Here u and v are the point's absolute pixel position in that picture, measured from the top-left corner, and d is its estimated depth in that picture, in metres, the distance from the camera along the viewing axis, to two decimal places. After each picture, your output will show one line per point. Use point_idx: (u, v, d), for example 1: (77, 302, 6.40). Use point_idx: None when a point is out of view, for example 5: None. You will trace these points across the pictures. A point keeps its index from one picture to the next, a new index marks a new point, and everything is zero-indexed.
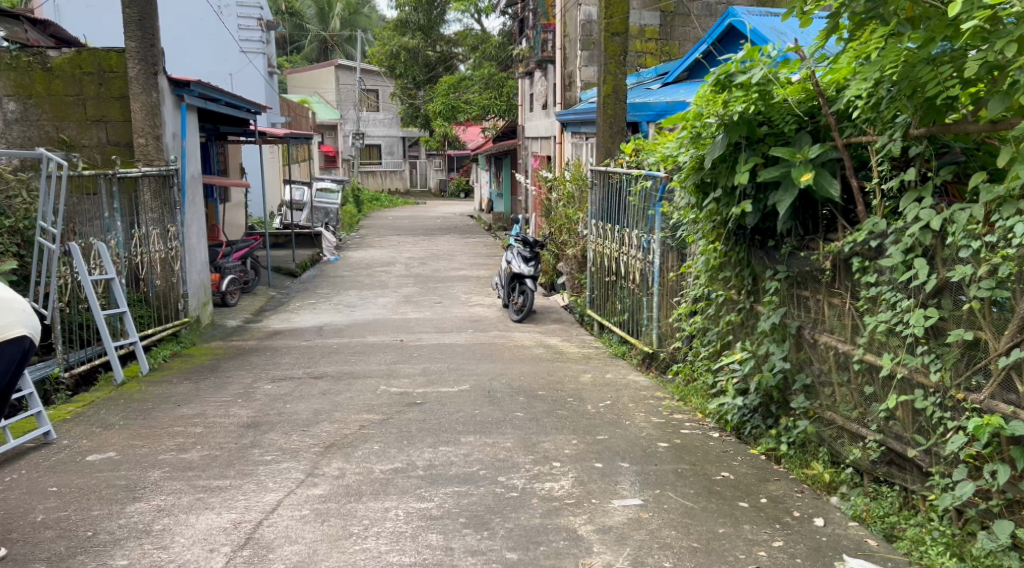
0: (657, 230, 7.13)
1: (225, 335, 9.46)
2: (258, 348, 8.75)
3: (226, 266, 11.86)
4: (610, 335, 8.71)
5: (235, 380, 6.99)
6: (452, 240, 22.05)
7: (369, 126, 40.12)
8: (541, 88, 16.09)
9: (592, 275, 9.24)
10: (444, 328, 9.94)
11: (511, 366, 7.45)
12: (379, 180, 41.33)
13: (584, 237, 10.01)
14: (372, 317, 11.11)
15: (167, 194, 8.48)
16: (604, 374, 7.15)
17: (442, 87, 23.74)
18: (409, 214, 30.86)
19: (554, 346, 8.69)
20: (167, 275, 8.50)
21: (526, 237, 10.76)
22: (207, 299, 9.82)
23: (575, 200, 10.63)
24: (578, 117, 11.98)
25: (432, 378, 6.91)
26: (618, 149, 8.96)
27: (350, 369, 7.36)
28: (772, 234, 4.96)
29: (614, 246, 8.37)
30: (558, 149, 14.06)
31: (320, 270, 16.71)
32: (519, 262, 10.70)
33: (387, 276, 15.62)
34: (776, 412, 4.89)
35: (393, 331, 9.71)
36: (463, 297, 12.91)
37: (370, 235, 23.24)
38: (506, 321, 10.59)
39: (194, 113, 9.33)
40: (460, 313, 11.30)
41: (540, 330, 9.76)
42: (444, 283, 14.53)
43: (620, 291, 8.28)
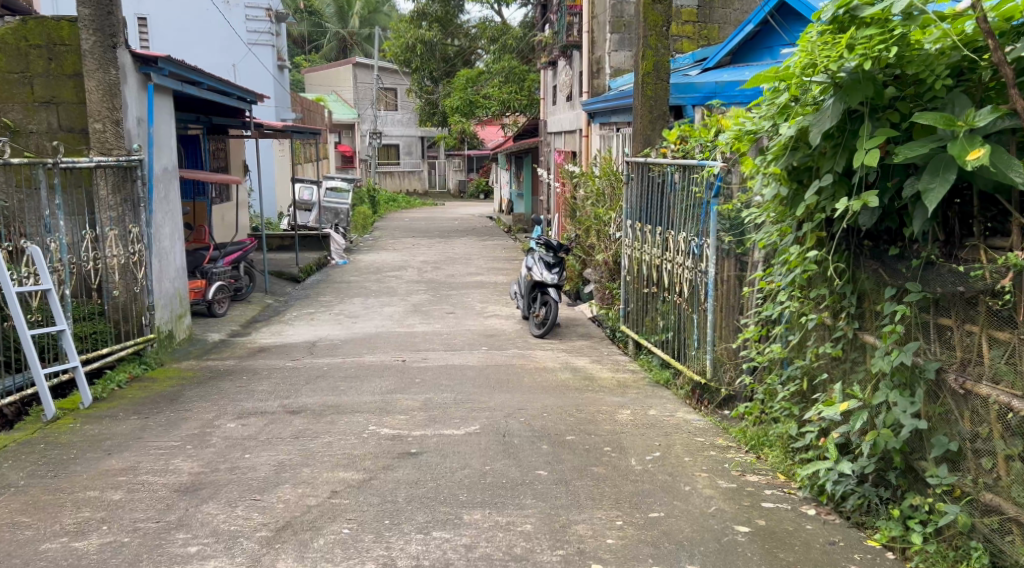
0: (713, 233, 5.91)
1: (201, 353, 8.21)
2: (237, 369, 7.48)
3: (214, 272, 10.65)
4: (649, 358, 7.34)
5: (197, 414, 5.74)
6: (468, 242, 20.72)
7: (386, 125, 38.90)
8: (566, 78, 14.88)
9: (627, 285, 7.89)
10: (455, 345, 8.61)
11: (532, 399, 6.12)
12: (396, 181, 40.21)
13: (616, 239, 8.70)
14: (375, 331, 9.83)
15: (131, 188, 7.25)
16: (648, 410, 5.80)
17: (459, 81, 22.97)
18: (426, 215, 29.58)
19: (584, 370, 7.34)
20: (128, 283, 7.26)
21: (548, 240, 9.41)
22: (183, 310, 8.59)
23: (605, 197, 9.31)
24: (609, 105, 10.62)
25: (435, 416, 5.60)
26: (658, 137, 7.60)
27: (337, 401, 6.07)
28: (892, 237, 3.65)
29: (654, 251, 7.04)
30: (584, 142, 12.70)
31: (326, 275, 15.50)
32: (541, 269, 9.35)
33: (396, 282, 14.31)
34: (897, 483, 3.55)
35: (396, 348, 8.41)
36: (479, 306, 11.59)
37: (383, 237, 22.00)
38: (525, 336, 9.29)
39: (165, 96, 8.08)
40: (474, 326, 9.97)
41: (566, 348, 8.45)
42: (458, 290, 13.25)
43: (661, 305, 6.95)
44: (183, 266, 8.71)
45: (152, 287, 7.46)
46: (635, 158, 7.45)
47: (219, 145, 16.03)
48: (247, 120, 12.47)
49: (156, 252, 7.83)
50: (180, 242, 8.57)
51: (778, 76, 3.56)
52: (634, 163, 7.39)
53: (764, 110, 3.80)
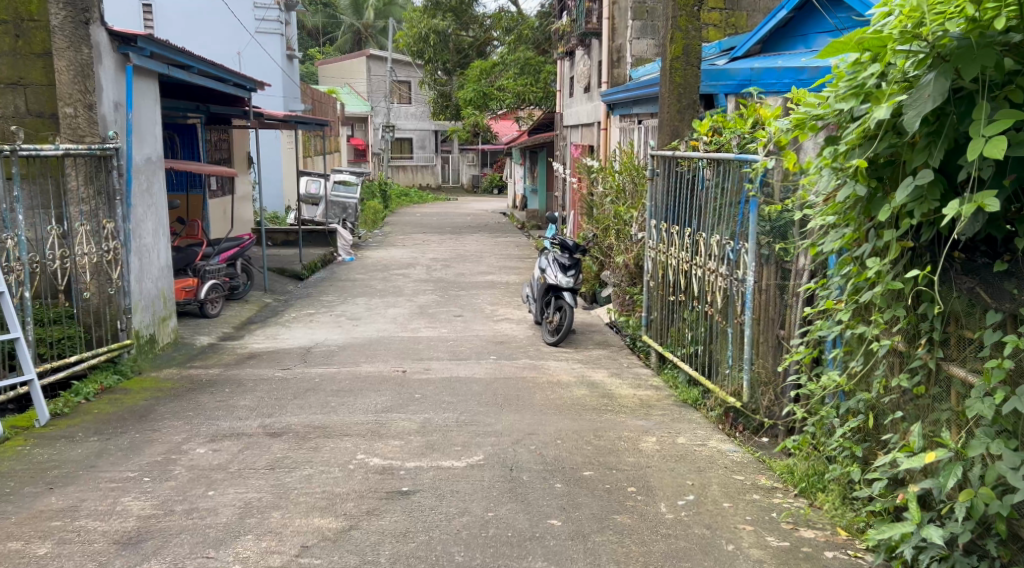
0: (753, 235, 5.27)
1: (185, 360, 7.55)
2: (220, 379, 6.83)
3: (208, 270, 10.03)
4: (675, 373, 6.63)
5: (166, 435, 5.09)
6: (481, 239, 20.02)
7: (400, 118, 38.24)
8: (585, 68, 14.21)
9: (649, 291, 7.18)
10: (461, 354, 7.92)
11: (544, 421, 5.43)
12: (409, 175, 39.54)
13: (637, 240, 8.00)
14: (377, 335, 9.17)
15: (106, 180, 6.60)
16: (676, 438, 5.11)
17: (474, 72, 22.38)
18: (439, 210, 28.87)
19: (602, 386, 6.63)
20: (102, 284, 6.62)
21: (564, 240, 8.69)
22: (168, 313, 7.95)
23: (627, 193, 8.59)
24: (631, 95, 9.91)
25: (434, 442, 4.93)
26: (687, 128, 6.88)
27: (325, 421, 5.41)
28: (995, 248, 3.01)
29: (682, 255, 6.33)
30: (603, 136, 11.97)
31: (331, 272, 14.86)
32: (555, 271, 8.65)
33: (403, 281, 13.63)
34: (1000, 555, 2.83)
35: (397, 357, 7.74)
36: (489, 309, 10.89)
37: (394, 233, 21.34)
38: (537, 344, 8.60)
39: (149, 81, 7.45)
40: (483, 332, 9.28)
41: (582, 359, 7.76)
42: (468, 290, 12.57)
43: (689, 316, 6.26)
44: (169, 265, 8.07)
45: (129, 289, 6.83)
46: (660, 151, 6.77)
47: (222, 136, 15.38)
48: (248, 108, 11.82)
49: (137, 250, 7.19)
50: (166, 239, 7.93)
51: (865, 42, 3.02)
52: (659, 156, 6.71)
53: (839, 90, 3.21)
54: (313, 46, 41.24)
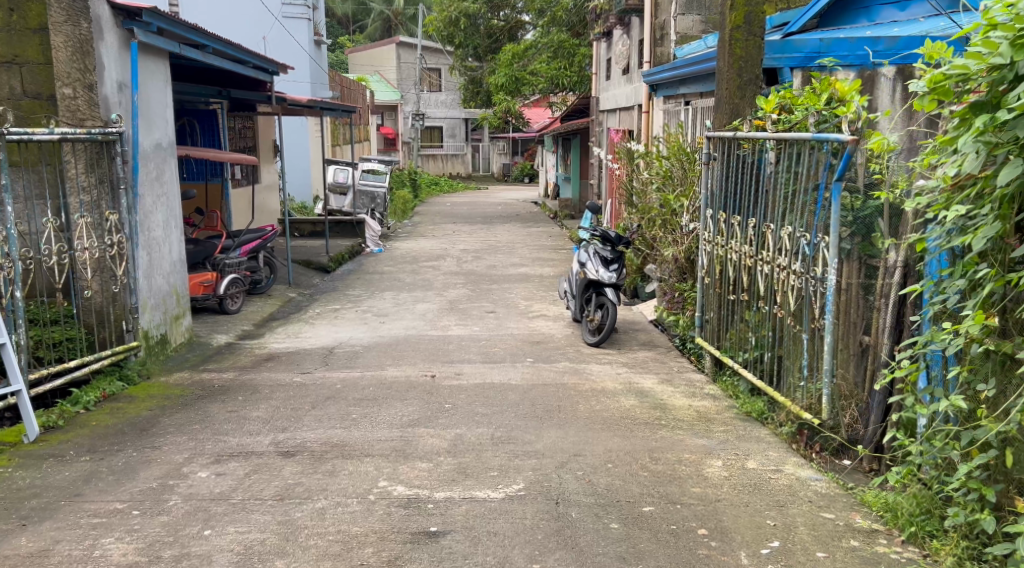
0: (833, 229, 4.59)
1: (198, 362, 6.98)
2: (235, 384, 6.25)
3: (227, 264, 9.46)
4: (734, 381, 5.96)
5: (166, 454, 4.51)
6: (513, 229, 19.38)
7: (430, 107, 37.63)
8: (624, 49, 13.49)
9: (704, 288, 6.50)
10: (495, 356, 7.29)
11: (592, 440, 4.77)
12: (439, 164, 38.95)
13: (688, 232, 7.32)
14: (404, 333, 8.57)
15: (108, 168, 6.01)
16: (745, 462, 4.44)
17: (505, 56, 21.63)
18: (470, 200, 28.24)
19: (653, 395, 5.97)
20: (104, 281, 6.06)
21: (606, 231, 8.01)
22: (182, 312, 7.38)
23: (675, 181, 7.92)
24: (679, 73, 9.19)
25: (467, 466, 4.31)
26: (749, 106, 6.18)
27: (345, 437, 4.81)
28: None
29: (745, 249, 5.65)
30: (645, 119, 11.27)
31: (359, 264, 14.30)
32: (597, 266, 7.96)
33: (433, 274, 13.03)
34: None
35: (426, 359, 7.13)
36: (523, 305, 10.26)
37: (424, 223, 20.76)
38: (577, 344, 7.95)
39: (159, 62, 6.93)
40: (519, 331, 8.64)
41: (627, 362, 7.11)
42: (501, 284, 11.94)
43: (753, 318, 5.60)
44: (183, 259, 7.51)
45: (136, 286, 6.26)
46: (719, 132, 6.13)
47: (247, 123, 14.85)
48: (270, 93, 11.26)
49: (146, 243, 6.65)
50: (179, 231, 7.38)
51: None
52: (718, 138, 6.07)
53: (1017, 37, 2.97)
54: (343, 34, 40.68)
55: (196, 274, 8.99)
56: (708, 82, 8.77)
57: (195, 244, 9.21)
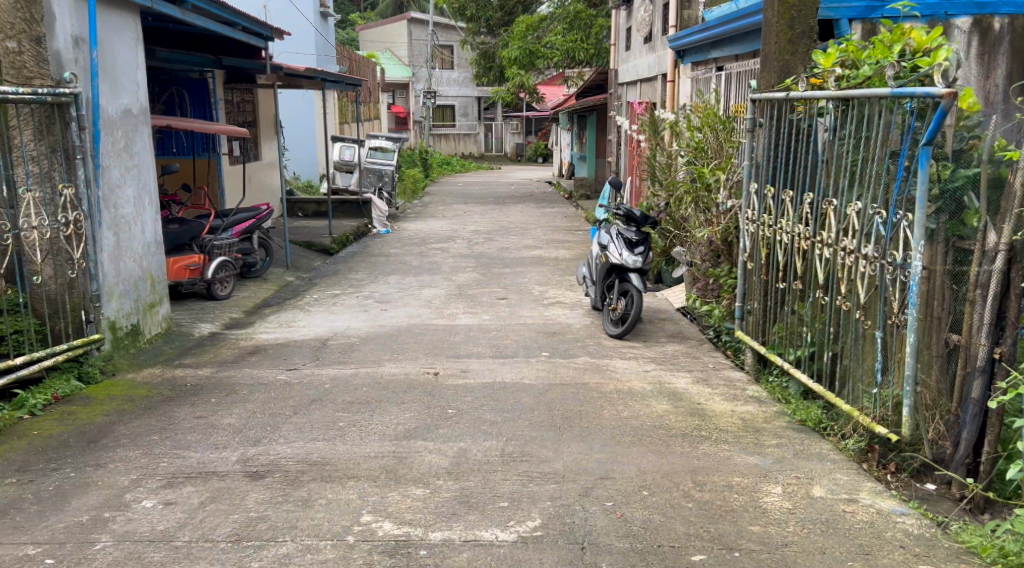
0: (922, 204, 3.76)
1: (173, 356, 6.21)
2: (209, 383, 5.48)
3: (216, 245, 8.70)
4: (784, 383, 5.15)
5: (110, 475, 3.74)
6: (526, 210, 18.55)
7: (441, 85, 36.66)
8: (647, 15, 12.60)
9: (746, 274, 5.68)
10: (507, 349, 6.50)
11: (621, 458, 3.99)
12: (451, 144, 38.04)
13: (724, 211, 6.51)
14: (407, 322, 7.80)
15: (62, 134, 5.28)
16: (810, 489, 3.65)
17: (518, 28, 20.79)
18: (482, 180, 27.36)
19: (690, 399, 5.17)
20: (59, 266, 5.31)
21: (630, 210, 7.18)
22: (157, 299, 6.60)
23: (709, 154, 7.09)
24: (710, 35, 8.37)
25: (470, 494, 3.56)
26: (802, 64, 5.35)
27: (328, 452, 4.05)
28: None
29: (800, 228, 4.82)
30: (670, 89, 10.47)
31: (364, 245, 13.55)
32: (619, 248, 7.16)
33: (441, 257, 12.24)
34: None
35: (429, 353, 6.34)
36: (538, 290, 9.46)
37: (434, 203, 19.94)
38: (597, 335, 7.16)
39: (127, 16, 6.22)
40: (533, 320, 7.84)
41: (656, 358, 6.31)
42: (513, 268, 11.15)
43: (809, 310, 4.78)
44: (158, 240, 6.73)
45: (97, 270, 5.49)
46: (767, 93, 5.31)
47: (246, 96, 14.03)
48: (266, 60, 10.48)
49: (112, 222, 5.87)
50: (153, 209, 6.60)
51: None
52: (766, 100, 5.24)
53: None
54: (353, 10, 39.60)
55: (181, 257, 8.25)
56: (742, 44, 7.93)
57: (181, 223, 8.46)
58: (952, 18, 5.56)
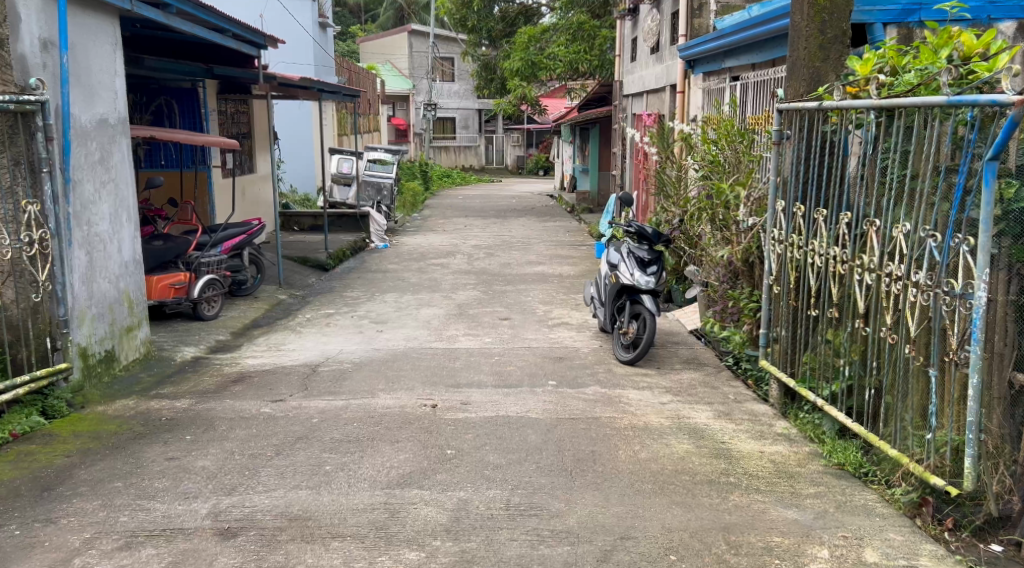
0: (986, 226, 3.30)
1: (150, 385, 5.76)
2: (186, 416, 5.02)
3: (204, 262, 8.25)
4: (817, 420, 4.69)
5: (60, 533, 3.29)
6: (528, 224, 18.11)
7: (442, 97, 36.25)
8: (654, 25, 12.20)
9: (773, 299, 5.22)
10: (511, 377, 6.05)
11: (643, 512, 3.54)
12: (452, 156, 37.63)
13: (745, 229, 6.07)
14: (405, 345, 7.35)
15: (26, 146, 4.84)
16: (861, 553, 3.27)
17: (520, 40, 20.42)
18: (483, 193, 26.91)
19: (713, 438, 4.72)
20: (19, 289, 4.88)
21: (642, 227, 6.77)
22: (135, 322, 6.16)
23: (727, 169, 6.65)
24: (725, 42, 7.94)
25: (471, 561, 3.11)
26: (834, 72, 4.91)
27: (311, 503, 3.59)
28: None
29: (836, 250, 4.35)
30: (680, 100, 10.05)
31: (362, 261, 13.11)
32: (631, 268, 6.74)
33: (441, 273, 11.79)
34: None
35: (427, 382, 5.89)
36: (542, 310, 9.00)
37: (434, 217, 19.51)
38: (608, 361, 6.70)
39: (105, 19, 5.79)
40: (538, 343, 7.38)
41: (672, 388, 5.85)
42: (516, 285, 10.71)
43: (846, 342, 4.32)
44: (138, 258, 6.29)
45: (65, 293, 5.05)
46: (797, 102, 4.86)
47: (240, 107, 13.62)
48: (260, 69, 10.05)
49: (85, 240, 5.43)
50: (133, 225, 6.17)
51: None
52: (796, 110, 4.79)
53: None
54: (353, 21, 39.24)
55: (166, 274, 7.81)
56: (759, 52, 7.50)
57: (166, 239, 8.01)
58: (997, 22, 5.26)
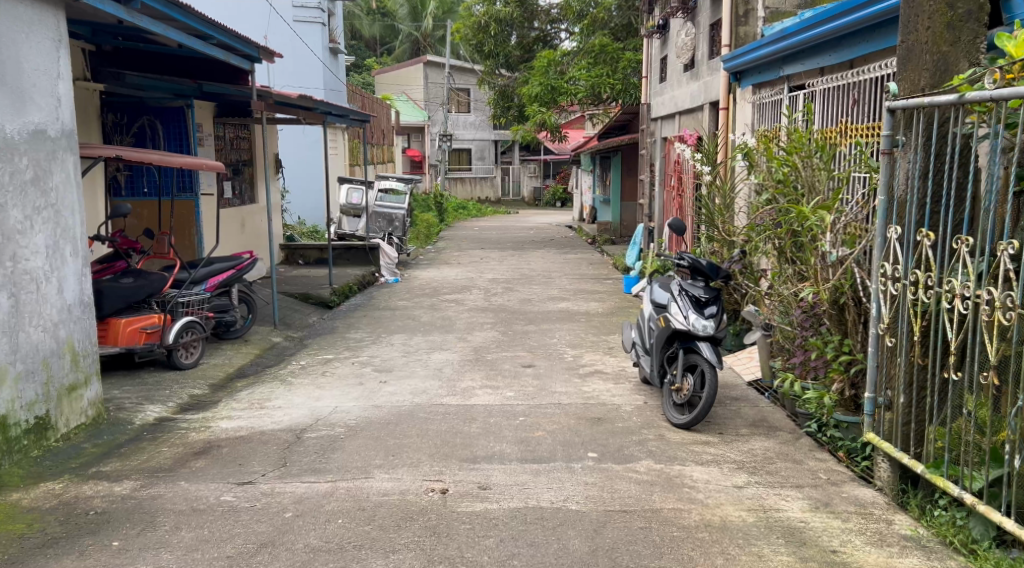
0: None
1: (91, 459, 4.64)
2: (122, 510, 3.89)
3: (181, 302, 7.19)
4: (963, 522, 3.51)
5: None
6: (547, 257, 16.98)
7: (458, 128, 35.31)
8: (688, 39, 11.10)
9: (886, 355, 4.06)
10: (540, 449, 4.87)
11: None
12: (467, 188, 36.61)
13: (830, 263, 4.91)
14: (412, 399, 6.19)
15: None
16: None
17: (539, 65, 19.14)
18: (499, 225, 25.78)
19: (818, 547, 3.53)
20: None
21: (695, 260, 5.59)
22: (82, 379, 5.03)
23: (801, 191, 5.49)
24: (787, 45, 6.71)
25: None
26: (969, 57, 3.73)
27: None
28: None
29: (996, 293, 3.19)
30: (723, 117, 8.94)
31: (369, 297, 11.99)
32: (684, 310, 5.56)
33: (455, 311, 10.63)
34: None
35: (436, 455, 4.71)
36: (571, 355, 7.81)
37: (449, 249, 18.41)
38: (656, 424, 5.51)
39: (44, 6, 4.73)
40: (569, 398, 6.19)
41: (742, 465, 4.67)
42: (540, 325, 9.53)
43: (1012, 420, 3.15)
44: (91, 299, 5.17)
45: None
46: (919, 97, 3.71)
47: (241, 133, 12.42)
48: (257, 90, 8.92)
49: (7, 281, 4.35)
50: (83, 261, 5.07)
51: None
52: (922, 106, 3.65)
53: None
54: (369, 53, 38.55)
55: (137, 317, 6.75)
56: (830, 54, 6.24)
57: (138, 276, 6.93)
58: None
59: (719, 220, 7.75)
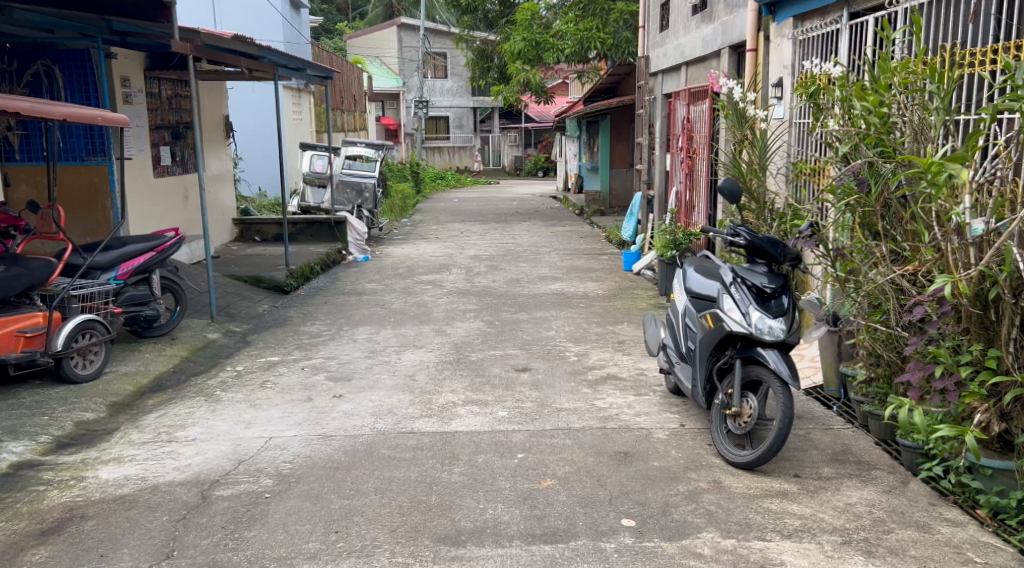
0: None
1: None
2: None
3: (74, 295, 5.57)
4: None
5: None
6: (534, 229, 15.41)
7: (435, 94, 33.43)
8: None
9: None
10: (552, 516, 3.36)
11: None
12: (446, 158, 34.82)
13: (969, 242, 3.46)
14: (371, 425, 4.64)
15: None
16: None
17: (522, 17, 17.31)
18: (481, 196, 24.10)
19: None
20: None
21: (750, 236, 4.06)
22: None
23: (904, 141, 4.02)
24: None
25: None
26: None
27: None
28: None
29: None
30: (749, 61, 7.30)
31: (332, 279, 10.39)
32: (740, 305, 4.04)
33: (431, 296, 9.05)
34: None
35: (400, 534, 3.20)
36: (575, 354, 6.29)
37: (426, 223, 16.80)
38: (707, 462, 4.01)
39: None
40: (581, 419, 4.68)
41: (847, 540, 3.21)
42: (533, 312, 7.99)
43: None
44: None
45: None
46: None
47: (181, 90, 10.63)
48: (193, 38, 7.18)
49: None
50: None
51: None
52: None
53: None
54: (340, 18, 36.42)
55: (12, 318, 5.18)
56: None
57: (13, 264, 5.31)
58: None
59: (757, 186, 6.21)
